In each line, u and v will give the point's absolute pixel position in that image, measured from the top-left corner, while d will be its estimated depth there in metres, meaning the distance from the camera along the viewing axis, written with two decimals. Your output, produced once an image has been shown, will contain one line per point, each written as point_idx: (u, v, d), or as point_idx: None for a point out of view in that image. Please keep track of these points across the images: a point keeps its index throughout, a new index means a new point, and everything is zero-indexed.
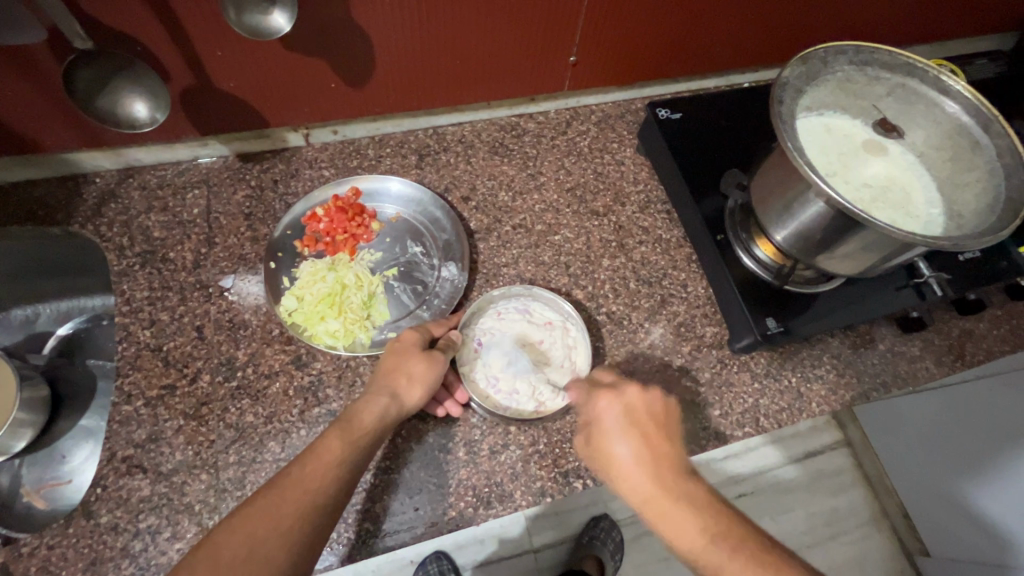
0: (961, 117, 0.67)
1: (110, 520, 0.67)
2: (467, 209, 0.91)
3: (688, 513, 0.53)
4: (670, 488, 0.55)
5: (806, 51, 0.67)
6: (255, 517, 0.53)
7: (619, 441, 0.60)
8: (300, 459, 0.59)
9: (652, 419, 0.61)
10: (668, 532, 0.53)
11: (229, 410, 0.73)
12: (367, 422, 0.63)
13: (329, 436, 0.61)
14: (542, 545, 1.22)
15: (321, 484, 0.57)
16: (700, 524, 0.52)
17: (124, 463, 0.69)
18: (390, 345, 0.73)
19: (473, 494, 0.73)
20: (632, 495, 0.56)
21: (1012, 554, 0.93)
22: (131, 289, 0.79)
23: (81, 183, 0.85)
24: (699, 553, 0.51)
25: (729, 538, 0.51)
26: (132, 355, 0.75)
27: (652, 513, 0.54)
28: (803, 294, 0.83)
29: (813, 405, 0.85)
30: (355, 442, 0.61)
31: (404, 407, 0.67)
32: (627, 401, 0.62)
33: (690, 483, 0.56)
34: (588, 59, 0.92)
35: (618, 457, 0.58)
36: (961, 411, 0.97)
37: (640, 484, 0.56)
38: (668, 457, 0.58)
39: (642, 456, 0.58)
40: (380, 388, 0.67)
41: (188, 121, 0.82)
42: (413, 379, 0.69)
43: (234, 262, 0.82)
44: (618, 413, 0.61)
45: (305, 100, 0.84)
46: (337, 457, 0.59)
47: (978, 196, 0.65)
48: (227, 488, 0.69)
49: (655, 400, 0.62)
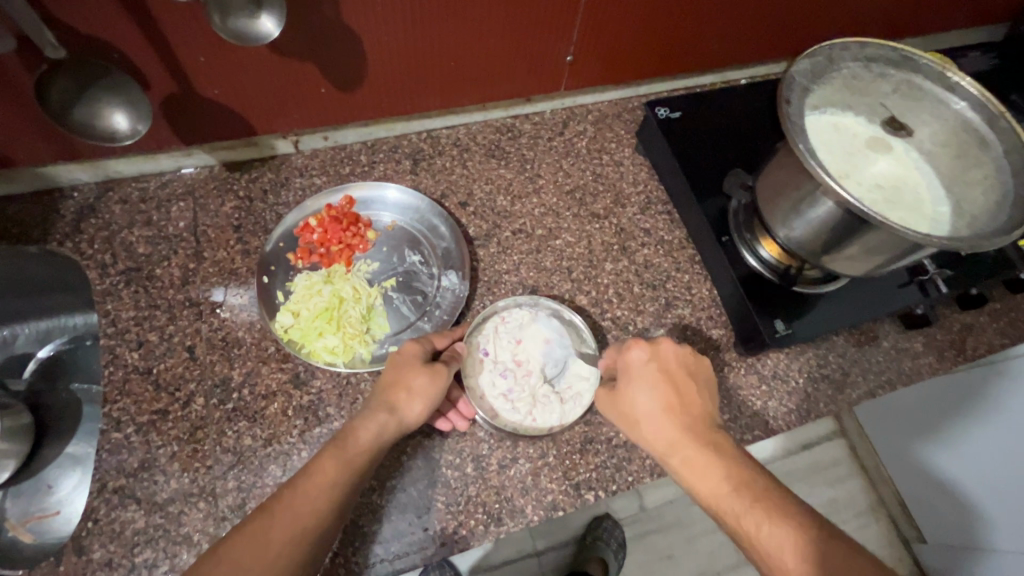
0: (967, 113, 0.66)
1: (103, 556, 0.64)
2: (465, 215, 0.89)
3: (711, 463, 0.56)
4: (698, 434, 0.59)
5: (812, 49, 0.66)
6: (245, 541, 0.52)
7: (643, 390, 0.63)
8: (294, 479, 0.57)
9: (685, 373, 0.64)
10: (690, 476, 0.57)
11: (226, 434, 0.70)
12: (363, 441, 0.61)
13: (324, 455, 0.59)
14: (544, 548, 1.23)
15: (313, 508, 0.55)
16: (725, 474, 0.55)
17: (116, 495, 0.66)
18: (390, 358, 0.70)
19: (483, 512, 0.71)
20: (657, 440, 0.60)
21: (986, 539, 1.00)
22: (116, 309, 0.75)
23: (58, 199, 0.80)
24: (721, 499, 0.54)
25: (751, 489, 0.53)
26: (120, 379, 0.71)
27: (677, 457, 0.58)
28: (808, 295, 0.82)
29: (820, 405, 0.84)
30: (349, 463, 0.59)
31: (404, 423, 0.64)
32: (663, 355, 0.65)
33: (717, 434, 0.59)
34: (585, 56, 0.89)
35: (643, 408, 0.62)
36: (934, 393, 1.01)
37: (667, 431, 0.60)
38: (695, 408, 0.62)
39: (668, 405, 0.61)
40: (378, 404, 0.64)
41: (170, 129, 0.78)
42: (413, 393, 0.66)
43: (224, 276, 0.79)
44: (651, 363, 0.64)
45: (295, 105, 0.81)
46: (330, 480, 0.57)
47: (987, 194, 0.64)
48: (227, 516, 0.66)
49: (688, 355, 0.65)
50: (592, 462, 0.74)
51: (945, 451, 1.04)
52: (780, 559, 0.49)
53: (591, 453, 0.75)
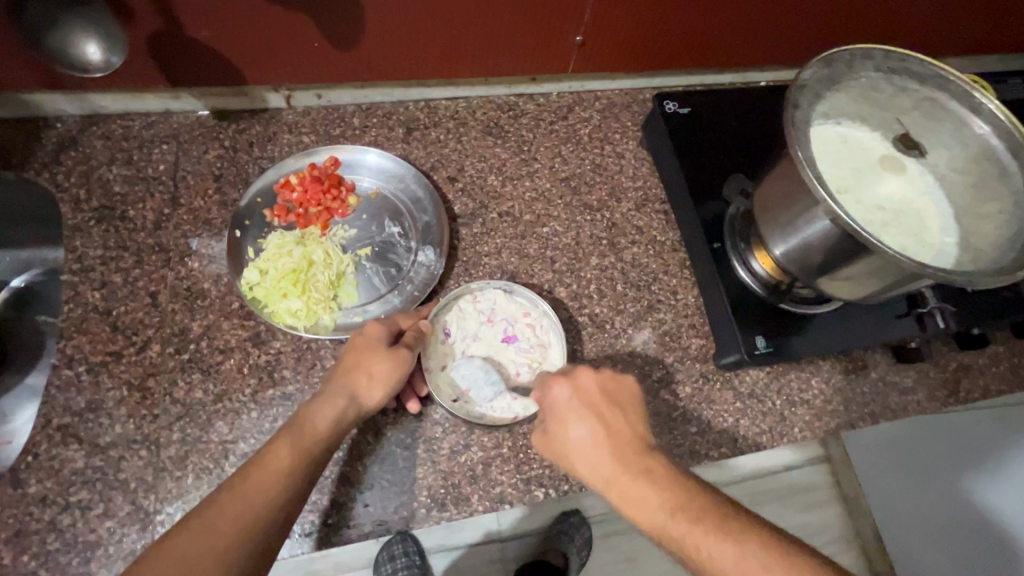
0: (990, 139, 0.61)
1: (38, 491, 0.63)
2: (452, 190, 0.86)
3: (647, 489, 0.52)
4: (631, 464, 0.54)
5: (830, 53, 0.61)
6: (188, 538, 0.47)
7: (573, 425, 0.58)
8: (243, 468, 0.53)
9: (609, 399, 0.60)
10: (629, 510, 0.52)
11: (177, 384, 0.69)
12: (320, 427, 0.58)
13: (278, 443, 0.55)
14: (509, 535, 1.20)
15: (266, 497, 0.51)
16: (661, 498, 0.51)
17: (59, 432, 0.65)
18: (354, 339, 0.67)
19: (428, 495, 0.69)
20: (591, 477, 0.55)
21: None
22: (84, 246, 0.74)
23: (41, 127, 0.79)
24: (661, 526, 0.50)
25: (689, 511, 0.50)
26: (78, 316, 0.70)
27: (614, 494, 0.53)
28: (798, 315, 0.79)
29: (794, 430, 0.81)
30: (306, 450, 0.55)
31: (363, 409, 0.62)
32: (582, 384, 0.61)
33: (655, 458, 0.55)
34: (597, 40, 0.84)
35: (575, 444, 0.57)
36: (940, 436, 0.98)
37: (601, 466, 0.55)
38: (627, 435, 0.57)
39: (599, 437, 0.57)
40: (336, 389, 0.61)
41: (157, 72, 0.75)
42: (374, 379, 0.63)
43: (197, 225, 0.77)
44: (573, 398, 0.60)
45: (287, 60, 0.77)
46: (284, 469, 0.53)
47: (999, 229, 0.60)
48: (167, 467, 0.65)
49: (607, 378, 0.61)
50: (545, 459, 0.72)
51: (948, 501, 0.97)
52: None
53: None
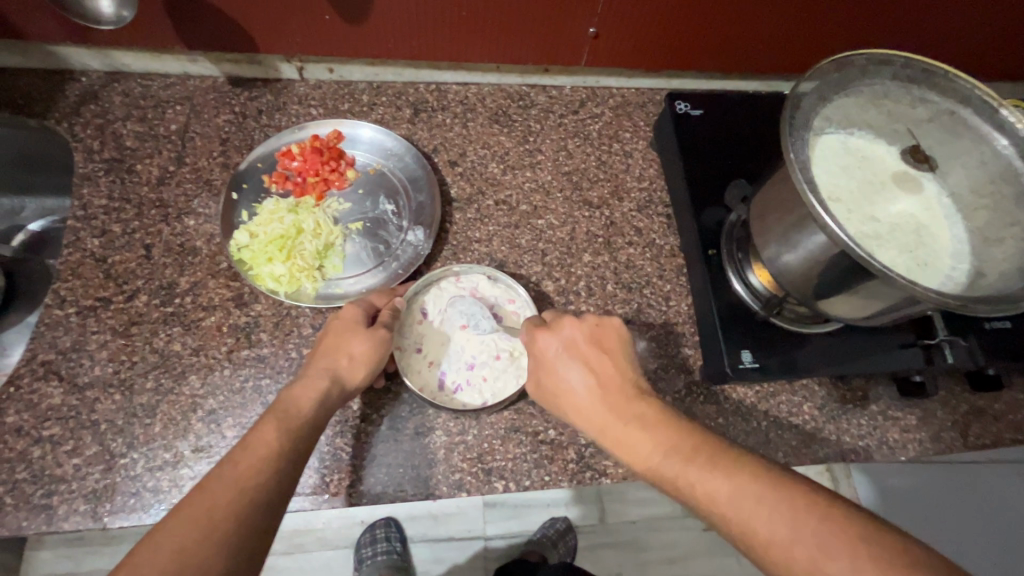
0: (1014, 160, 0.57)
1: (15, 421, 0.65)
2: (451, 174, 0.86)
3: (642, 434, 0.50)
4: (624, 412, 0.52)
5: (842, 56, 0.58)
6: (180, 522, 0.44)
7: (565, 377, 0.56)
8: (229, 453, 0.50)
9: (596, 346, 0.57)
10: (621, 453, 0.51)
11: (158, 335, 0.71)
12: (304, 406, 0.56)
13: (264, 425, 0.53)
14: (494, 535, 1.18)
15: (260, 479, 0.48)
16: (656, 440, 0.49)
17: (42, 368, 0.68)
18: (332, 321, 0.67)
19: (385, 474, 0.69)
20: (585, 423, 0.54)
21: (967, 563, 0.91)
22: (91, 194, 0.77)
23: (67, 80, 0.83)
24: (654, 469, 0.48)
25: (683, 450, 0.48)
26: (76, 260, 0.73)
27: (608, 436, 0.52)
28: (790, 332, 0.75)
29: (779, 454, 0.76)
30: (293, 431, 0.53)
31: (347, 389, 0.61)
32: (568, 335, 0.58)
33: (648, 403, 0.53)
34: (613, 34, 0.82)
35: (569, 392, 0.56)
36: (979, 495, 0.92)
37: (594, 413, 0.54)
38: (620, 383, 0.55)
39: (592, 386, 0.55)
40: (318, 370, 0.61)
41: (175, 36, 0.77)
42: (355, 358, 0.63)
43: (198, 185, 0.79)
44: (561, 350, 0.58)
45: (299, 30, 0.78)
46: (275, 448, 0.51)
47: (1009, 257, 0.55)
48: (137, 414, 0.67)
49: (594, 327, 0.58)
50: (510, 452, 0.71)
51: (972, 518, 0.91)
52: (729, 511, 0.43)
53: (512, 443, 0.71)
